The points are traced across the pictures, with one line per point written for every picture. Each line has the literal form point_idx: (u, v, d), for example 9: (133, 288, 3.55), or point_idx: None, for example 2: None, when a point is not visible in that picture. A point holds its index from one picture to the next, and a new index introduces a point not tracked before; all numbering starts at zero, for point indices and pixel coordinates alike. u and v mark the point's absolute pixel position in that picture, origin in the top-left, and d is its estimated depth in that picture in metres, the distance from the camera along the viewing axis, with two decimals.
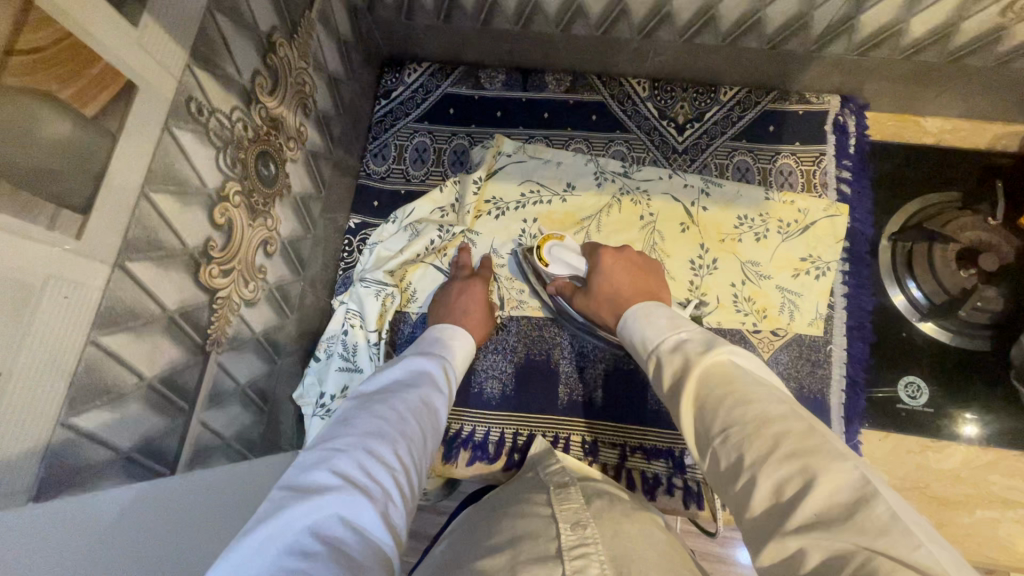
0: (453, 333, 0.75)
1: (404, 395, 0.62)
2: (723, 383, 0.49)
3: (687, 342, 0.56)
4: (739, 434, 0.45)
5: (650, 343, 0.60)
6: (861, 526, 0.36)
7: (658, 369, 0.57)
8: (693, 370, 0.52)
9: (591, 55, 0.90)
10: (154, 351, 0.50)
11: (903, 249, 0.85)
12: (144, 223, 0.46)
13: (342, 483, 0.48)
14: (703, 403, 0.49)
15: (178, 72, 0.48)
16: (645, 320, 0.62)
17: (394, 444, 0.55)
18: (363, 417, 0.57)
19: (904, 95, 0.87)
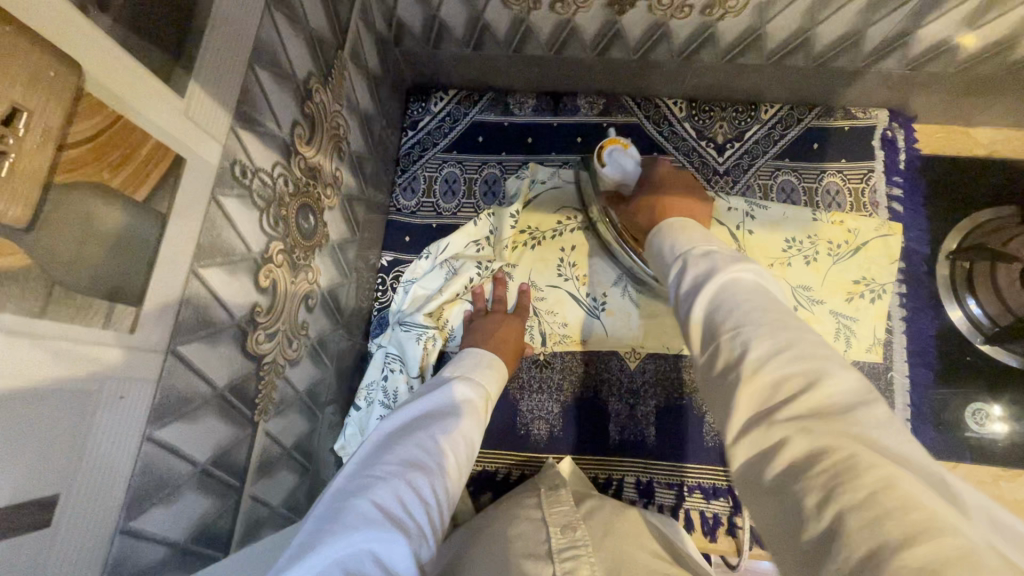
0: (489, 361, 0.70)
1: (445, 424, 0.58)
2: (750, 293, 0.41)
3: (717, 254, 0.47)
4: (729, 336, 0.39)
5: (677, 250, 0.50)
6: (858, 420, 0.32)
7: (680, 274, 0.47)
8: (722, 276, 0.43)
9: (626, 78, 0.86)
10: (207, 433, 0.47)
11: (961, 268, 0.81)
12: (195, 303, 0.43)
13: (377, 516, 0.44)
14: (723, 303, 0.41)
15: (223, 137, 0.45)
16: (676, 231, 0.53)
17: (433, 476, 0.51)
18: (401, 444, 0.54)
19: (955, 107, 0.84)
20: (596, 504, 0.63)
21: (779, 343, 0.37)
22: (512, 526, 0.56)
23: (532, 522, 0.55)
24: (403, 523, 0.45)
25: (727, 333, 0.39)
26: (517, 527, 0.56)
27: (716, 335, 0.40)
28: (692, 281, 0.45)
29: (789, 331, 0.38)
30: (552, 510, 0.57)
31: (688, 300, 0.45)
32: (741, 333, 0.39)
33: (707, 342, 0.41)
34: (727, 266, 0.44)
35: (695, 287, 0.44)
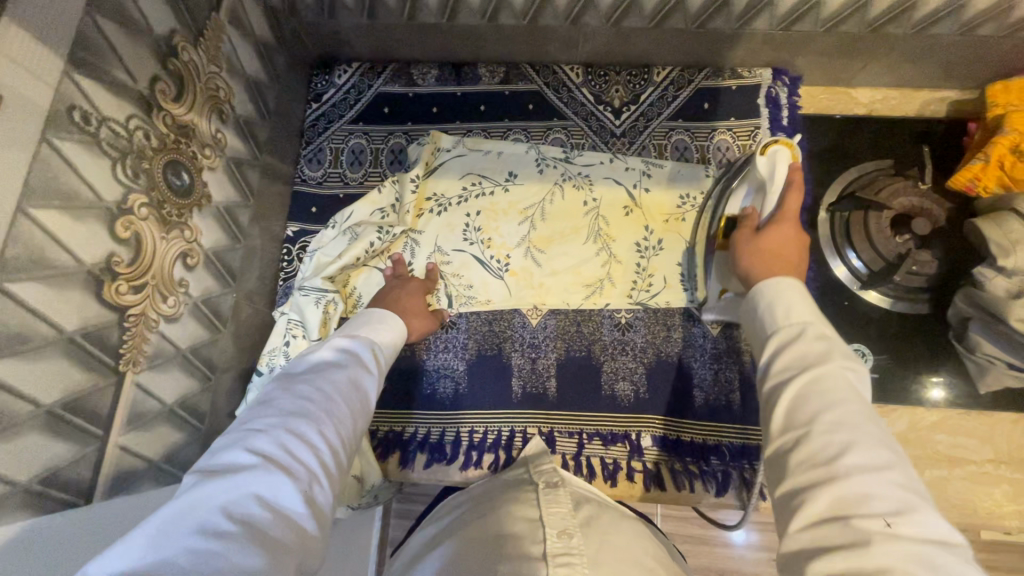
0: (381, 317, 0.70)
1: (332, 373, 0.58)
2: (850, 396, 0.47)
3: (829, 341, 0.52)
4: (823, 435, 0.45)
5: (785, 321, 0.55)
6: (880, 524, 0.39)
7: (778, 348, 0.53)
8: (819, 368, 0.49)
9: (522, 44, 0.89)
10: (51, 375, 0.47)
11: (841, 218, 0.85)
12: (25, 241, 0.44)
13: (257, 464, 0.45)
14: (813, 401, 0.48)
15: (55, 80, 0.45)
16: (788, 299, 0.56)
17: (320, 422, 0.52)
18: (286, 395, 0.54)
19: (832, 66, 0.88)
20: (591, 506, 0.61)
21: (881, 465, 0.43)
22: (508, 523, 0.55)
23: (529, 523, 0.55)
24: (287, 467, 0.46)
25: (813, 426, 0.46)
26: (513, 525, 0.55)
27: (806, 424, 0.47)
28: (787, 363, 0.51)
29: (894, 462, 0.43)
30: (549, 511, 0.56)
31: (779, 375, 0.51)
32: (832, 441, 0.44)
33: (788, 426, 0.48)
34: (836, 360, 0.49)
35: (795, 368, 0.51)
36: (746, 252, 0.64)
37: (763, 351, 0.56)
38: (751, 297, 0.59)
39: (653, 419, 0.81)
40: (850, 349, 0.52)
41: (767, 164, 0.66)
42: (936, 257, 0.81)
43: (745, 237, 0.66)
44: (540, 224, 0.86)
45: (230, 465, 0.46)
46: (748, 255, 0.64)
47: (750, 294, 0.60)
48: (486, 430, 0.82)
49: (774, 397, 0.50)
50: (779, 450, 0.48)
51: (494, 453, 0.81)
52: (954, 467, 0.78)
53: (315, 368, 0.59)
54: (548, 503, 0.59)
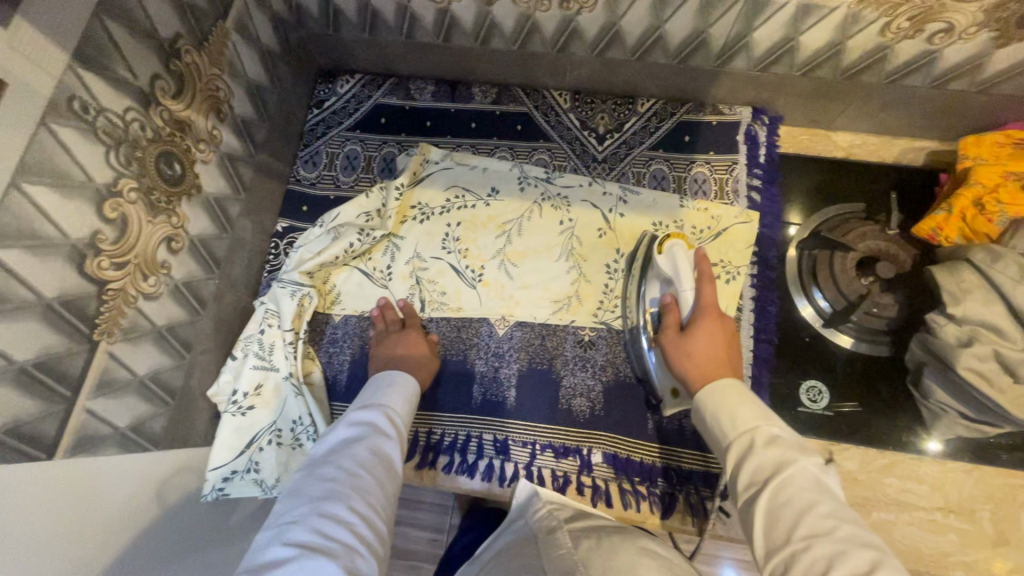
0: (392, 379, 0.77)
1: (353, 449, 0.64)
2: (816, 493, 0.51)
3: (781, 441, 0.56)
4: (807, 550, 0.48)
5: (734, 430, 0.59)
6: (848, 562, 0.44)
7: (745, 449, 0.57)
8: (791, 469, 0.53)
9: (514, 68, 0.94)
10: (27, 336, 0.52)
11: (808, 257, 0.87)
12: (16, 212, 0.49)
13: (298, 553, 0.51)
14: (789, 504, 0.51)
15: (59, 72, 0.51)
16: (731, 408, 0.61)
17: (349, 498, 0.58)
18: (312, 481, 0.60)
19: (811, 108, 0.91)
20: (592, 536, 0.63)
21: (811, 502, 0.50)
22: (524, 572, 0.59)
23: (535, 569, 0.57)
24: (327, 548, 0.52)
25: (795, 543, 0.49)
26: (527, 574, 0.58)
27: (785, 540, 0.50)
28: (755, 469, 0.55)
29: (851, 524, 0.48)
30: (554, 554, 0.59)
31: (750, 490, 0.54)
32: (812, 547, 0.48)
33: (769, 553, 0.51)
34: (795, 459, 0.53)
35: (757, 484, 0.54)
36: (680, 354, 0.71)
37: (723, 455, 0.60)
38: (697, 409, 0.65)
39: (606, 437, 0.82)
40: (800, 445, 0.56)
41: (670, 264, 0.77)
42: (897, 301, 0.82)
43: (675, 342, 0.73)
44: (516, 239, 0.91)
45: (275, 556, 0.52)
46: (681, 356, 0.72)
47: (697, 406, 0.65)
48: (442, 432, 0.84)
49: (752, 511, 0.54)
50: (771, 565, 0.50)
51: (449, 455, 0.83)
52: (902, 512, 0.78)
53: (337, 448, 0.65)
54: (550, 545, 0.62)
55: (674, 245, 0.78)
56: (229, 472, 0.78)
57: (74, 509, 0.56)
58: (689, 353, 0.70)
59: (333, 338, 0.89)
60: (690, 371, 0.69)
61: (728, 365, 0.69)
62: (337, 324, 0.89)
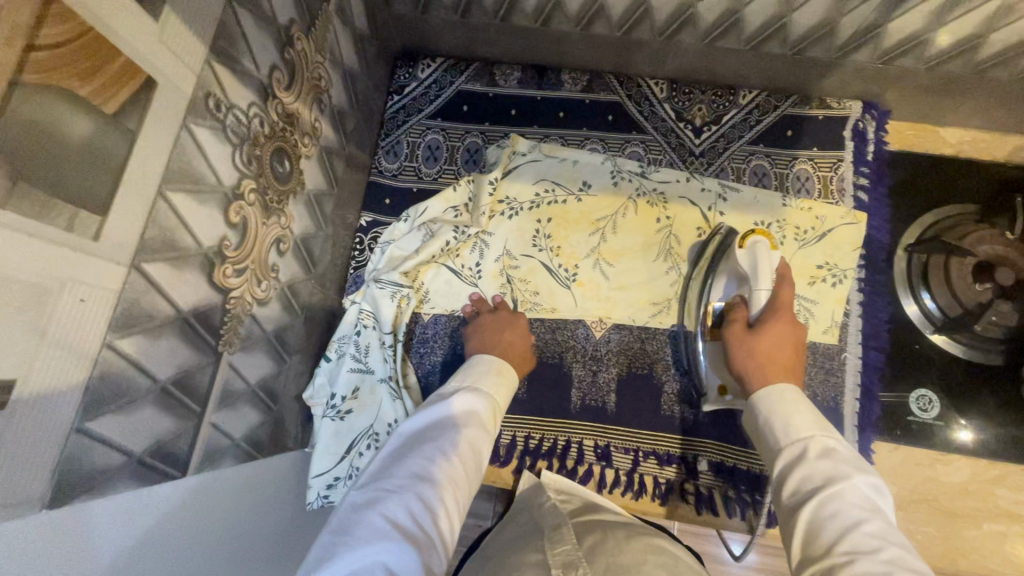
0: (495, 369, 0.73)
1: (450, 435, 0.63)
2: (866, 507, 0.49)
3: (835, 454, 0.54)
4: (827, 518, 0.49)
5: (787, 440, 0.57)
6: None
7: (794, 464, 0.55)
8: (840, 485, 0.50)
9: (611, 55, 0.89)
10: (168, 352, 0.49)
11: (919, 260, 0.84)
12: (161, 223, 0.45)
13: (389, 528, 0.51)
14: (828, 508, 0.50)
15: (197, 66, 0.46)
16: (785, 412, 0.59)
17: (439, 486, 0.57)
18: (411, 457, 0.60)
19: (925, 103, 0.86)
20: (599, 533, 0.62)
21: (873, 525, 0.47)
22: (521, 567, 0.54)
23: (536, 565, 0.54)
24: (412, 534, 0.51)
25: (830, 534, 0.48)
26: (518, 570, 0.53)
27: (824, 552, 0.47)
28: (802, 481, 0.53)
29: (876, 517, 0.48)
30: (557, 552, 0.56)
31: (794, 502, 0.52)
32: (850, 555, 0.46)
33: (805, 538, 0.50)
34: (847, 475, 0.51)
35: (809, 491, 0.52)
36: (742, 347, 0.67)
37: (773, 465, 0.58)
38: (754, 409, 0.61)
39: (710, 444, 0.80)
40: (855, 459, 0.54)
41: (747, 258, 0.72)
42: (1016, 309, 0.79)
43: (739, 333, 0.69)
44: (610, 237, 0.87)
45: (365, 523, 0.51)
46: (745, 357, 0.66)
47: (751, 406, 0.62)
48: (541, 438, 0.82)
49: (791, 517, 0.52)
50: (799, 551, 0.50)
51: (547, 460, 0.82)
52: (1012, 523, 0.78)
53: (435, 428, 0.64)
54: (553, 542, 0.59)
55: (755, 244, 0.73)
56: (332, 480, 0.76)
57: (195, 523, 0.53)
58: (754, 343, 0.66)
59: (422, 338, 0.86)
60: (749, 361, 0.66)
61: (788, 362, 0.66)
62: (426, 323, 0.86)
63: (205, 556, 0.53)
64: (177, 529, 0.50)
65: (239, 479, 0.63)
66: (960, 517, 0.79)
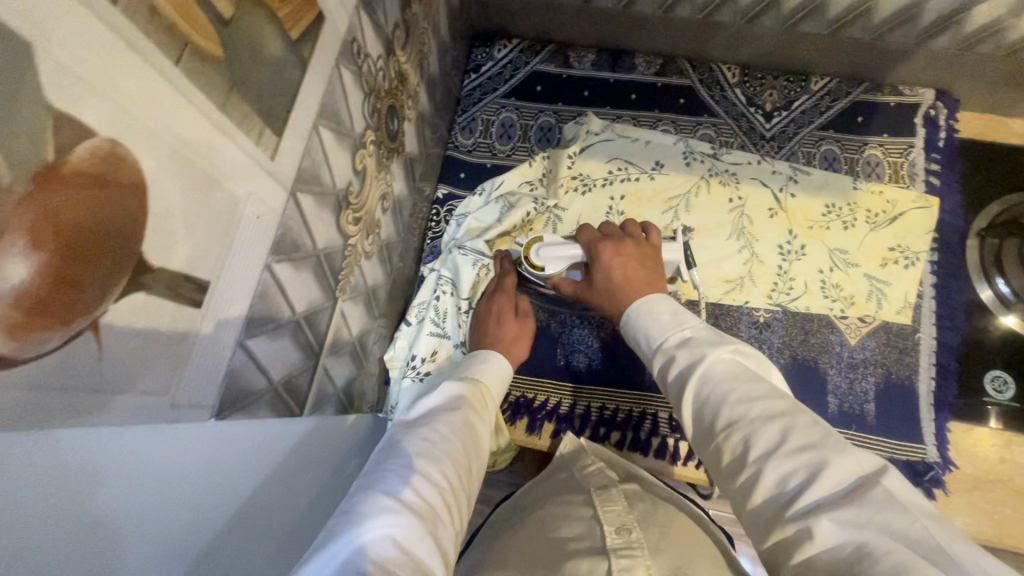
0: (488, 357, 0.69)
1: (445, 416, 0.57)
2: (734, 377, 0.45)
3: (693, 340, 0.49)
4: (710, 404, 0.45)
5: (655, 340, 0.52)
6: (815, 444, 0.38)
7: (665, 367, 0.50)
8: (704, 364, 0.46)
9: (686, 39, 0.91)
10: (304, 286, 0.50)
11: (992, 245, 0.85)
12: (313, 157, 0.47)
13: (392, 505, 0.44)
14: (710, 403, 0.45)
15: (349, 10, 0.48)
16: (643, 317, 0.54)
17: (440, 463, 0.51)
18: (407, 439, 0.54)
19: (997, 93, 0.88)
20: (648, 504, 0.62)
21: (752, 394, 0.43)
22: (566, 527, 0.56)
23: (586, 521, 0.57)
24: (417, 508, 0.45)
25: (719, 434, 0.43)
26: (571, 527, 0.56)
27: (710, 410, 0.45)
28: (680, 369, 0.48)
29: (756, 388, 0.43)
30: (605, 510, 0.58)
31: (676, 387, 0.47)
32: (733, 421, 0.42)
33: (705, 436, 0.45)
34: (706, 351, 0.47)
35: (679, 372, 0.48)
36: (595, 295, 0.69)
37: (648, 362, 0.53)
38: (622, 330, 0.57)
39: None
40: (713, 335, 0.49)
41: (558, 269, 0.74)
42: None
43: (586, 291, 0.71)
44: (683, 215, 0.88)
45: (364, 504, 0.44)
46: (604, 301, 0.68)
47: (620, 329, 0.57)
48: (616, 408, 0.83)
49: (677, 406, 0.47)
50: (715, 461, 0.44)
51: (622, 432, 0.82)
52: None
53: (428, 415, 0.58)
54: (603, 501, 0.60)
55: (539, 249, 0.74)
56: None
57: (309, 461, 0.54)
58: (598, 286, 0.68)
59: None
60: (602, 305, 0.68)
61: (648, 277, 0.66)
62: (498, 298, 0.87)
63: (318, 491, 0.55)
64: (297, 462, 0.51)
65: (338, 429, 0.63)
66: None
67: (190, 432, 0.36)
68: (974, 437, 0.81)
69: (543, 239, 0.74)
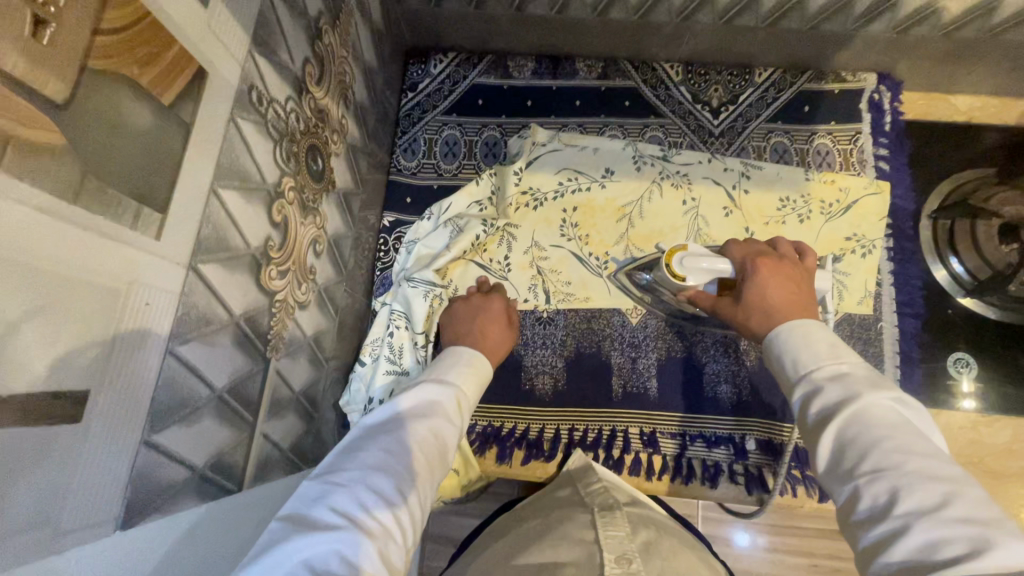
0: (469, 359, 0.64)
1: (422, 417, 0.55)
2: (894, 429, 0.43)
3: (849, 378, 0.48)
4: (856, 449, 0.44)
5: (803, 370, 0.51)
6: (976, 520, 0.37)
7: (810, 397, 0.49)
8: (860, 404, 0.45)
9: (625, 40, 0.88)
10: (223, 358, 0.46)
11: (944, 226, 0.85)
12: (214, 222, 0.43)
13: (342, 521, 0.43)
14: (857, 447, 0.44)
15: (241, 57, 0.45)
16: (797, 347, 0.52)
17: (405, 473, 0.49)
18: (377, 439, 0.52)
19: (937, 72, 0.87)
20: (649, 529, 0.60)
21: (935, 452, 0.42)
22: (560, 550, 0.54)
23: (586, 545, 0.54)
24: (368, 526, 0.44)
25: (862, 479, 0.42)
26: (570, 551, 0.54)
27: (852, 454, 0.44)
28: (826, 404, 0.47)
29: (938, 453, 0.42)
30: (606, 534, 0.56)
31: (817, 421, 0.47)
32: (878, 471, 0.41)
33: (840, 479, 0.44)
34: (864, 391, 0.46)
35: (826, 409, 0.47)
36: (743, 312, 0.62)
37: (791, 394, 0.52)
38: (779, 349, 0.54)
39: (757, 422, 0.79)
40: (874, 375, 0.49)
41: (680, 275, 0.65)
42: None
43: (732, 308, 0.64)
44: (637, 222, 0.86)
45: (317, 515, 0.43)
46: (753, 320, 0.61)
47: (771, 343, 0.55)
48: (586, 429, 0.80)
49: (812, 440, 0.47)
50: (843, 504, 0.43)
51: (594, 452, 0.80)
52: None
53: (407, 410, 0.56)
54: (605, 523, 0.58)
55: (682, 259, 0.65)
56: None
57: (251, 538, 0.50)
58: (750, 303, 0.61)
59: None
60: (751, 323, 0.61)
61: (785, 298, 0.59)
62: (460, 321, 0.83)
63: None
64: (234, 544, 0.47)
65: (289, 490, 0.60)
66: (1007, 477, 0.79)
67: (86, 554, 0.33)
68: (942, 422, 0.81)
69: (688, 247, 0.65)
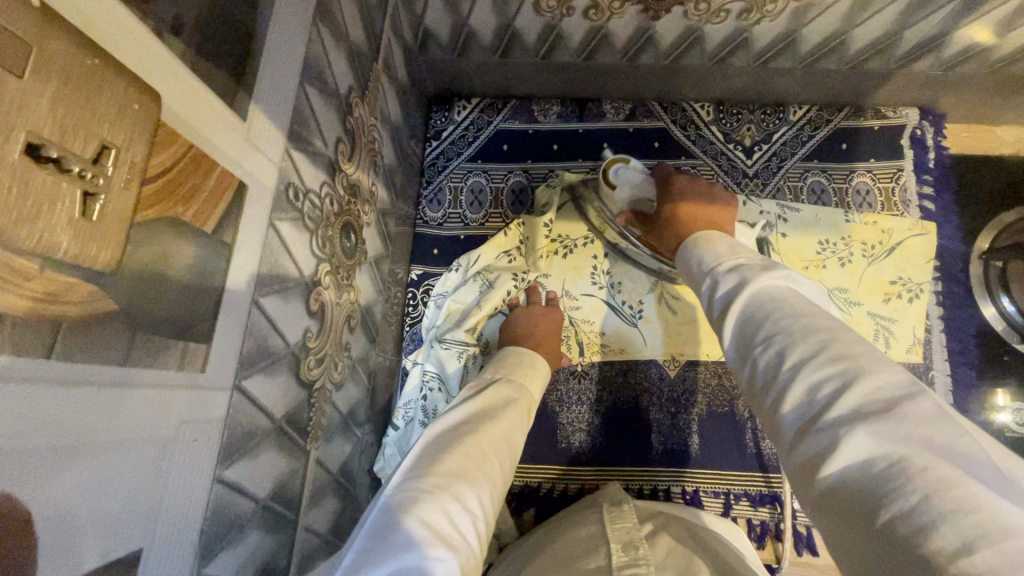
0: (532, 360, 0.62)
1: (494, 426, 0.49)
2: (783, 300, 0.40)
3: (746, 266, 0.46)
4: (753, 329, 0.40)
5: (707, 268, 0.49)
6: (860, 360, 0.33)
7: (713, 288, 0.47)
8: (753, 285, 0.42)
9: (654, 82, 0.86)
10: (266, 467, 0.45)
11: (995, 267, 0.81)
12: (257, 334, 0.41)
13: (428, 528, 0.36)
14: (753, 322, 0.40)
15: (279, 157, 0.43)
16: (702, 248, 0.52)
17: (483, 485, 0.43)
18: (450, 446, 0.45)
19: (984, 104, 0.84)
20: (660, 521, 0.57)
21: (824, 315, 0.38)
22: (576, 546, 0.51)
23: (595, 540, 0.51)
24: (454, 537, 0.37)
25: (756, 348, 0.38)
26: (578, 546, 0.50)
27: (751, 331, 0.40)
28: (728, 290, 0.45)
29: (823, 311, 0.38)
30: (614, 526, 0.52)
31: (720, 310, 0.44)
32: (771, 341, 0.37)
33: (740, 356, 0.40)
34: (756, 275, 0.43)
35: (725, 298, 0.44)
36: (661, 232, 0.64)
37: (702, 293, 0.49)
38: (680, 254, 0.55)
39: None
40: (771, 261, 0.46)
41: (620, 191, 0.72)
42: None
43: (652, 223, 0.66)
44: None
45: (396, 523, 0.37)
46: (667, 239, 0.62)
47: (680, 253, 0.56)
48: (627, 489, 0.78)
49: (719, 328, 0.44)
50: (745, 383, 0.39)
51: None
52: None
53: (476, 418, 0.50)
54: (614, 518, 0.54)
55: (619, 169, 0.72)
56: None
57: None
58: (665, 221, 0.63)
59: None
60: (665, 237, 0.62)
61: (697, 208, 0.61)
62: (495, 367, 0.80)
63: None
64: None
65: None
66: None
67: None
68: None
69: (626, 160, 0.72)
